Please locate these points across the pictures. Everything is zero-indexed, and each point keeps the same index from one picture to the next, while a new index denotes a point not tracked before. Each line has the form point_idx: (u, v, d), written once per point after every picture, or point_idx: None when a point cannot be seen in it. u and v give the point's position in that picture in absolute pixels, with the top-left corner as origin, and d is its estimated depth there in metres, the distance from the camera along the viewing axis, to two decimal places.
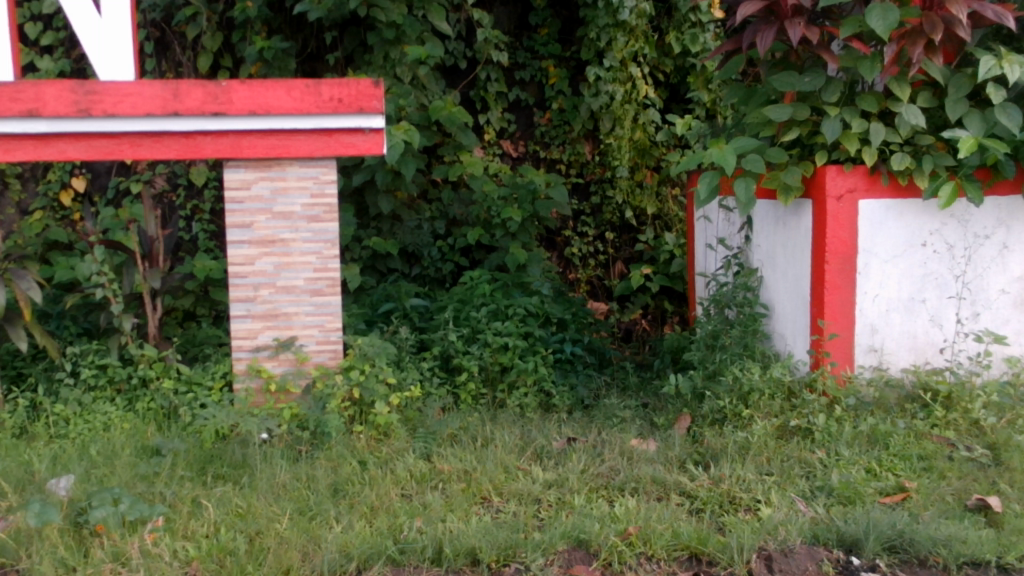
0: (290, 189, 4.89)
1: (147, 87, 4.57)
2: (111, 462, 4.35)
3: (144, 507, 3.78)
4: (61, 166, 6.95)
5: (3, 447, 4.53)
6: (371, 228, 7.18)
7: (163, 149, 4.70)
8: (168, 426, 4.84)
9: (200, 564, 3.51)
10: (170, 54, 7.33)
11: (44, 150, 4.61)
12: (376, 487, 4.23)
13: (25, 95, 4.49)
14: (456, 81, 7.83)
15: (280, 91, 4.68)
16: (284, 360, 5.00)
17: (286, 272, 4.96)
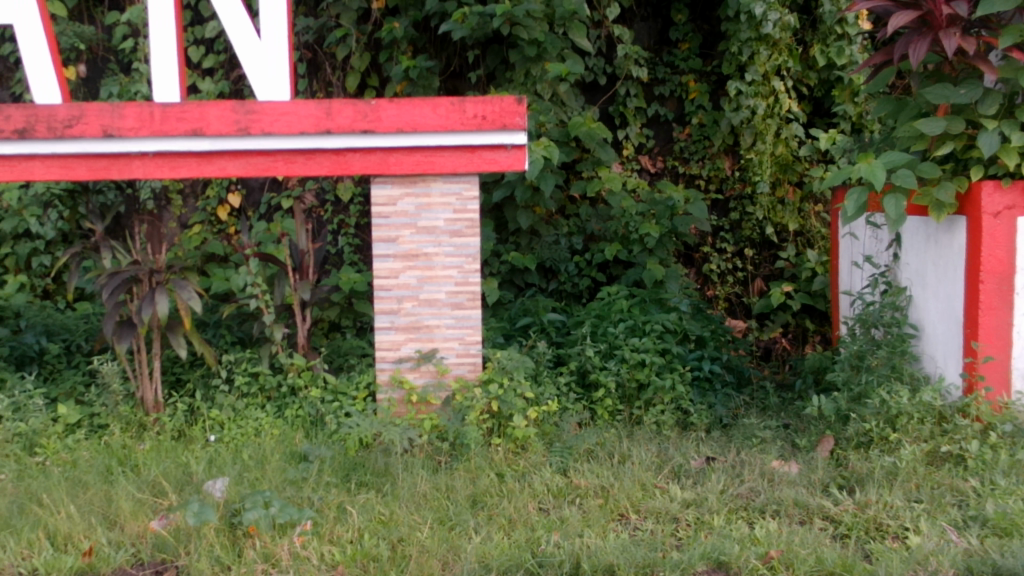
0: (434, 205, 5.00)
1: (302, 106, 4.74)
2: (262, 466, 4.53)
3: (293, 510, 3.91)
4: (219, 182, 7.33)
5: (165, 449, 4.78)
6: (510, 243, 7.27)
7: (315, 166, 4.87)
8: (316, 432, 5.01)
9: (345, 567, 3.62)
10: (321, 74, 7.62)
11: (205, 167, 4.83)
12: (514, 499, 4.28)
13: (190, 115, 4.73)
14: (595, 97, 7.85)
15: (426, 109, 4.78)
16: (425, 371, 5.11)
17: (428, 286, 5.07)
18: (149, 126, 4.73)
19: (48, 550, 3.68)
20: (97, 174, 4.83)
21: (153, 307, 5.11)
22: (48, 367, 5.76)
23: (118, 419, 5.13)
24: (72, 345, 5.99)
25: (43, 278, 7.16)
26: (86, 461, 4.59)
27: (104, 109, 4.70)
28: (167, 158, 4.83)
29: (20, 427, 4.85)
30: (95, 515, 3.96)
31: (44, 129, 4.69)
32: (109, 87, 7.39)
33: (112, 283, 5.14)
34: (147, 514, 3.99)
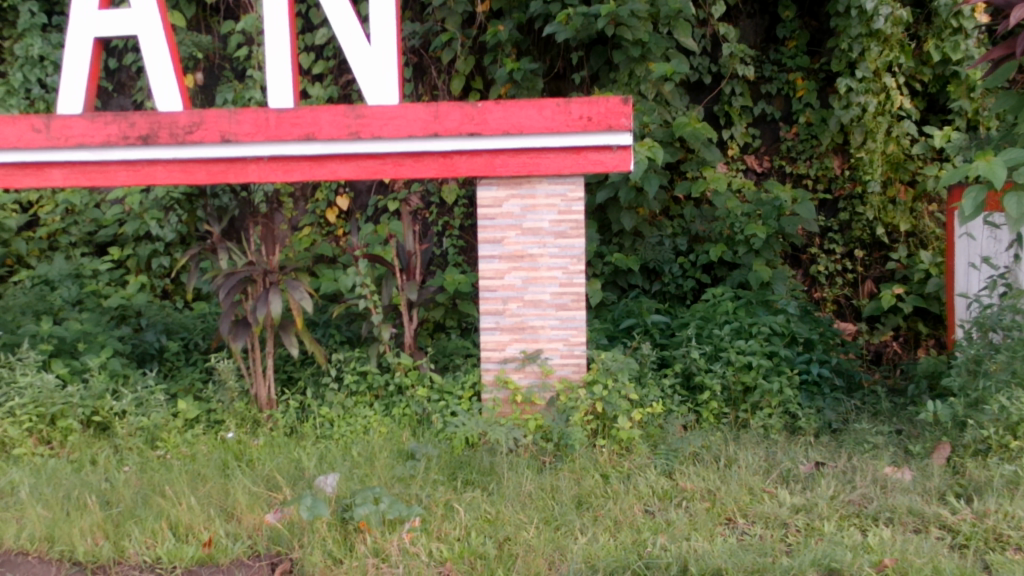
0: (539, 206, 5.02)
1: (411, 109, 4.82)
2: (371, 463, 4.61)
3: (402, 507, 3.98)
4: (328, 185, 7.54)
5: (277, 445, 4.91)
6: (613, 244, 7.24)
7: (423, 169, 4.93)
8: (422, 431, 5.09)
9: (454, 564, 3.66)
10: (426, 78, 7.76)
11: (317, 171, 4.94)
12: (619, 501, 4.26)
13: (304, 120, 4.84)
14: (700, 96, 7.77)
15: (532, 110, 4.80)
16: (529, 372, 5.15)
17: (533, 287, 5.09)
18: (264, 131, 4.86)
19: (170, 540, 3.82)
20: (215, 178, 4.97)
21: (267, 307, 5.25)
22: (168, 364, 6.00)
23: (234, 415, 5.30)
24: (190, 343, 6.22)
25: (162, 278, 7.47)
26: (204, 456, 4.75)
27: (222, 116, 4.85)
28: (281, 162, 4.94)
29: (143, 421, 5.04)
30: (214, 507, 4.10)
31: (166, 135, 4.87)
32: (224, 94, 7.68)
33: (229, 283, 5.30)
34: (263, 507, 4.10)
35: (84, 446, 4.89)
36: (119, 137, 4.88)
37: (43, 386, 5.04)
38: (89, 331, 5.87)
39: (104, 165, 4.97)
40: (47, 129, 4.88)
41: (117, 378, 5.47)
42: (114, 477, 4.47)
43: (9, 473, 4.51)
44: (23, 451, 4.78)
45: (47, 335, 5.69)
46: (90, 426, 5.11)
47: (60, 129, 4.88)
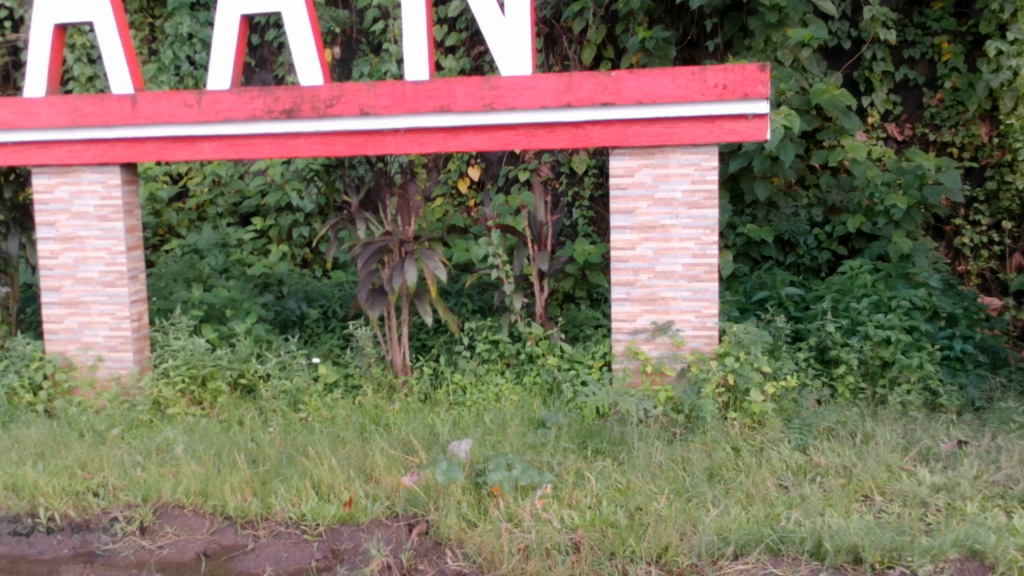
0: (672, 176, 4.97)
1: (543, 80, 4.84)
2: (503, 430, 4.69)
3: (534, 474, 4.04)
4: (460, 156, 7.72)
5: (412, 410, 5.05)
6: (746, 215, 7.17)
7: (555, 139, 4.94)
8: (553, 400, 5.14)
9: (585, 531, 3.67)
10: (557, 48, 7.78)
11: (452, 143, 5.00)
12: (752, 474, 4.21)
13: (439, 92, 4.92)
14: (839, 62, 7.59)
15: (666, 79, 4.76)
16: (660, 343, 5.11)
17: (665, 258, 5.06)
18: (401, 103, 4.96)
19: (313, 498, 3.98)
20: (353, 150, 5.11)
21: (402, 276, 5.38)
22: (308, 330, 6.22)
23: (371, 380, 5.46)
24: (329, 311, 6.43)
25: (302, 248, 7.70)
26: (343, 419, 4.92)
27: (361, 89, 4.97)
28: (417, 134, 5.03)
29: (286, 384, 5.24)
30: (353, 468, 4.25)
31: (308, 109, 5.02)
32: (361, 67, 7.90)
33: (366, 253, 5.44)
34: (400, 470, 4.23)
35: (232, 407, 5.13)
36: (265, 111, 5.04)
37: (195, 349, 5.30)
38: (236, 298, 6.14)
39: (250, 138, 5.13)
40: (198, 104, 5.08)
41: (262, 343, 5.70)
42: (260, 437, 4.66)
43: (165, 431, 4.77)
44: (177, 411, 5.06)
45: (198, 301, 5.99)
46: (237, 388, 5.34)
47: (210, 104, 5.07)
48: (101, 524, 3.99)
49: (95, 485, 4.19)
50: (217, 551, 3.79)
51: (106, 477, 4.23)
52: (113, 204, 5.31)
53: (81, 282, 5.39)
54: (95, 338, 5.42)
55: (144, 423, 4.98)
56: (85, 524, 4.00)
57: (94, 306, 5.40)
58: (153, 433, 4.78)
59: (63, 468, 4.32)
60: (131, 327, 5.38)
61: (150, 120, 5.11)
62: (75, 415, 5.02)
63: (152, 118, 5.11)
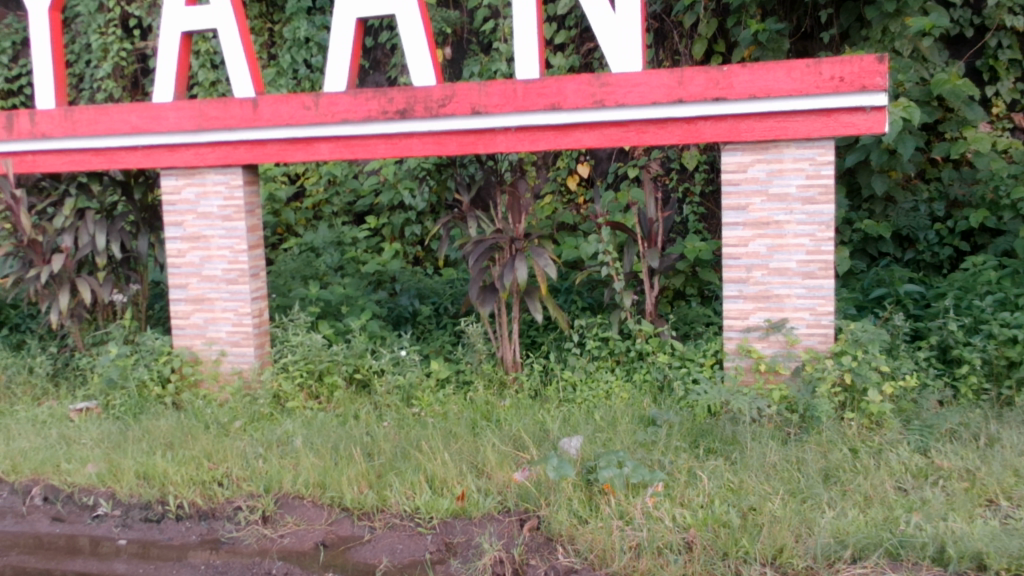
0: (787, 171, 4.89)
1: (655, 76, 4.81)
2: (613, 427, 4.68)
3: (646, 471, 4.01)
4: (569, 154, 7.81)
5: (523, 406, 5.09)
6: (863, 210, 6.94)
7: (667, 135, 4.90)
8: (663, 398, 5.11)
9: (697, 531, 3.64)
10: (668, 43, 7.77)
11: (562, 140, 5.01)
12: (871, 476, 4.10)
13: (549, 90, 4.94)
14: (962, 51, 7.36)
15: (780, 72, 4.66)
16: (773, 342, 5.03)
17: (779, 254, 4.98)
18: (512, 102, 5.00)
19: (427, 492, 4.05)
20: (465, 149, 5.17)
21: (513, 274, 5.42)
22: (420, 327, 6.33)
23: (482, 375, 5.52)
24: (441, 307, 6.53)
25: (414, 246, 7.84)
26: (456, 415, 4.99)
27: (473, 88, 5.03)
28: (528, 132, 5.06)
29: (400, 379, 5.34)
30: (466, 463, 4.30)
31: (422, 109, 5.10)
32: (471, 67, 8.02)
33: (478, 250, 5.50)
34: (511, 466, 4.27)
35: (348, 402, 5.26)
36: (379, 112, 5.14)
37: (313, 344, 5.46)
38: (352, 295, 6.31)
39: (365, 139, 5.24)
40: (316, 106, 5.21)
41: (376, 339, 5.83)
42: (375, 431, 4.76)
43: (285, 424, 4.92)
44: (296, 404, 5.21)
45: (315, 298, 6.18)
46: (353, 383, 5.48)
47: (327, 106, 5.20)
48: (226, 513, 4.14)
49: (220, 475, 4.34)
50: (335, 541, 3.90)
51: (230, 467, 4.38)
52: (236, 204, 5.50)
53: (206, 279, 5.61)
54: (219, 333, 5.62)
55: (265, 416, 5.15)
56: (211, 512, 4.16)
57: (218, 303, 5.60)
58: (274, 426, 4.94)
59: (190, 458, 4.50)
60: (253, 323, 5.55)
61: (270, 123, 5.27)
62: (200, 408, 5.21)
63: (272, 121, 5.26)
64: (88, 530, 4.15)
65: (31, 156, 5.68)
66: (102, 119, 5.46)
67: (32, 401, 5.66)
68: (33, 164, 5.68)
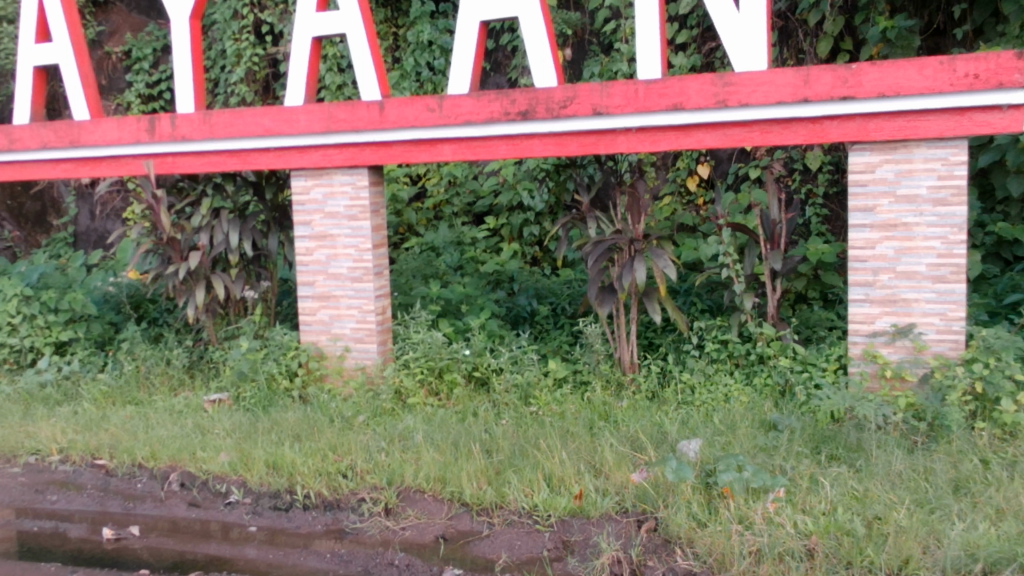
0: (917, 172, 4.74)
1: (780, 75, 4.72)
2: (733, 431, 4.62)
3: (766, 476, 3.94)
4: (689, 154, 7.75)
5: (640, 408, 5.07)
6: (997, 212, 6.72)
7: (792, 135, 4.81)
8: (784, 402, 5.02)
9: (819, 538, 3.56)
10: (792, 42, 7.62)
11: (684, 141, 4.98)
12: (1004, 488, 3.92)
13: (671, 90, 4.91)
14: None
15: (912, 70, 4.52)
16: (901, 347, 4.89)
17: (908, 257, 4.83)
18: (634, 103, 4.98)
19: (545, 490, 4.08)
20: (586, 150, 5.18)
21: (632, 275, 5.41)
22: (538, 326, 6.37)
23: (600, 376, 5.53)
24: (559, 307, 6.56)
25: (532, 246, 7.88)
26: (574, 415, 5.01)
27: (594, 89, 5.03)
28: (649, 133, 5.04)
29: (518, 378, 5.39)
30: (583, 463, 4.31)
31: (543, 110, 5.12)
32: (592, 68, 8.04)
33: (596, 251, 5.52)
34: (629, 466, 4.26)
35: (467, 399, 5.34)
36: (501, 114, 5.18)
37: (433, 342, 5.57)
38: (471, 295, 6.42)
39: (487, 141, 5.31)
40: (439, 108, 5.29)
41: (494, 337, 5.90)
42: (493, 429, 4.82)
43: (406, 419, 5.02)
44: (417, 401, 5.32)
45: (437, 297, 6.31)
46: (471, 380, 5.56)
47: (450, 109, 5.27)
48: (350, 504, 4.26)
49: (344, 467, 4.47)
50: (455, 535, 3.97)
51: (355, 460, 4.51)
52: (362, 204, 5.64)
53: (332, 277, 5.77)
54: (343, 330, 5.77)
55: (387, 411, 5.26)
56: (336, 503, 4.28)
57: (343, 300, 5.75)
58: (396, 421, 5.05)
59: (317, 449, 4.64)
60: (376, 320, 5.69)
61: (396, 125, 5.38)
62: (325, 402, 5.37)
63: (397, 123, 5.36)
64: (221, 516, 4.32)
65: (171, 158, 5.95)
66: (237, 122, 5.66)
67: (169, 391, 5.93)
68: (172, 165, 5.94)
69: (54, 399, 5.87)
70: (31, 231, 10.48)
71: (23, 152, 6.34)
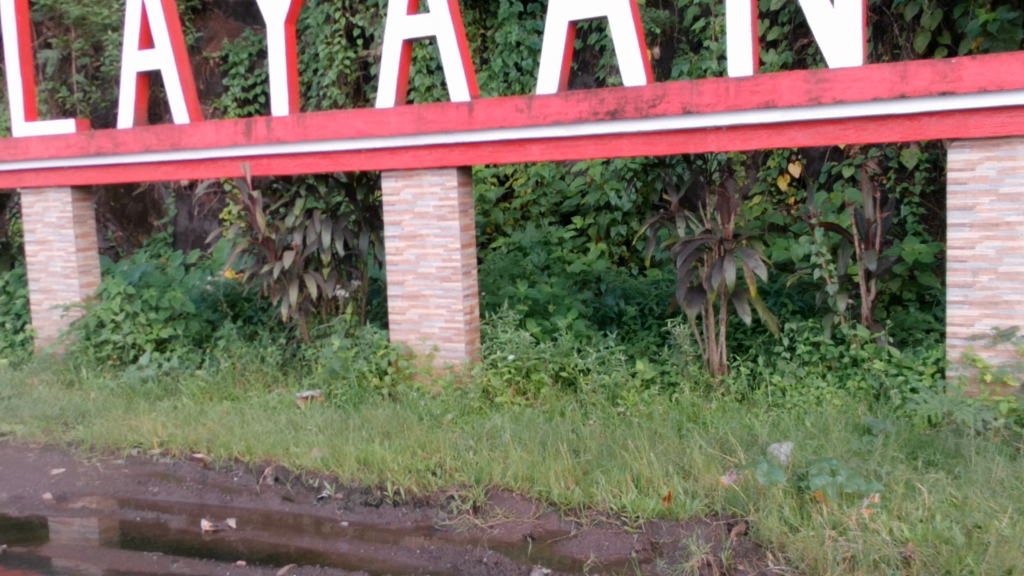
0: (1020, 169, 4.58)
1: (876, 71, 4.60)
2: (826, 435, 4.53)
3: (861, 481, 3.84)
4: (780, 153, 7.63)
5: (729, 410, 5.02)
6: None
7: (888, 133, 4.71)
8: (879, 406, 4.91)
9: (916, 546, 3.46)
10: (888, 37, 7.45)
11: (776, 139, 4.91)
12: None
13: (763, 88, 4.83)
14: None
15: (1015, 64, 4.35)
16: (1002, 351, 4.73)
17: (1010, 258, 4.68)
18: (724, 101, 4.92)
19: (633, 491, 4.06)
20: (676, 149, 5.15)
21: (722, 275, 5.35)
22: (626, 327, 6.34)
23: (688, 377, 5.48)
24: (646, 308, 6.52)
25: (620, 246, 7.84)
26: (661, 415, 4.98)
27: (684, 88, 4.98)
28: (740, 131, 4.98)
29: (605, 378, 5.38)
30: (672, 464, 4.28)
31: (632, 109, 5.10)
32: (680, 66, 7.98)
33: (685, 251, 5.47)
34: (719, 469, 4.21)
35: (554, 399, 5.34)
36: (590, 114, 5.17)
37: (521, 342, 5.60)
38: (559, 295, 6.43)
39: (576, 140, 5.32)
40: (528, 109, 5.30)
41: (582, 338, 5.90)
42: (581, 429, 4.82)
43: (494, 418, 5.05)
44: (504, 400, 5.35)
45: (524, 296, 6.34)
46: (559, 380, 5.57)
47: (539, 109, 5.28)
48: (439, 501, 4.30)
49: (433, 464, 4.51)
50: (543, 535, 3.98)
51: (443, 457, 4.55)
52: (451, 204, 5.68)
53: (421, 277, 5.83)
54: (432, 328, 5.83)
55: (475, 410, 5.30)
56: (425, 500, 4.33)
57: (432, 299, 5.81)
58: (484, 420, 5.09)
59: (406, 447, 4.70)
60: (464, 319, 5.73)
61: (484, 125, 5.40)
62: (414, 399, 5.44)
63: (486, 123, 5.39)
64: (314, 510, 4.41)
65: (267, 159, 6.10)
66: (330, 125, 5.77)
67: (263, 388, 6.08)
68: (269, 167, 6.10)
69: (155, 394, 6.06)
70: (133, 232, 10.87)
71: (127, 155, 6.56)
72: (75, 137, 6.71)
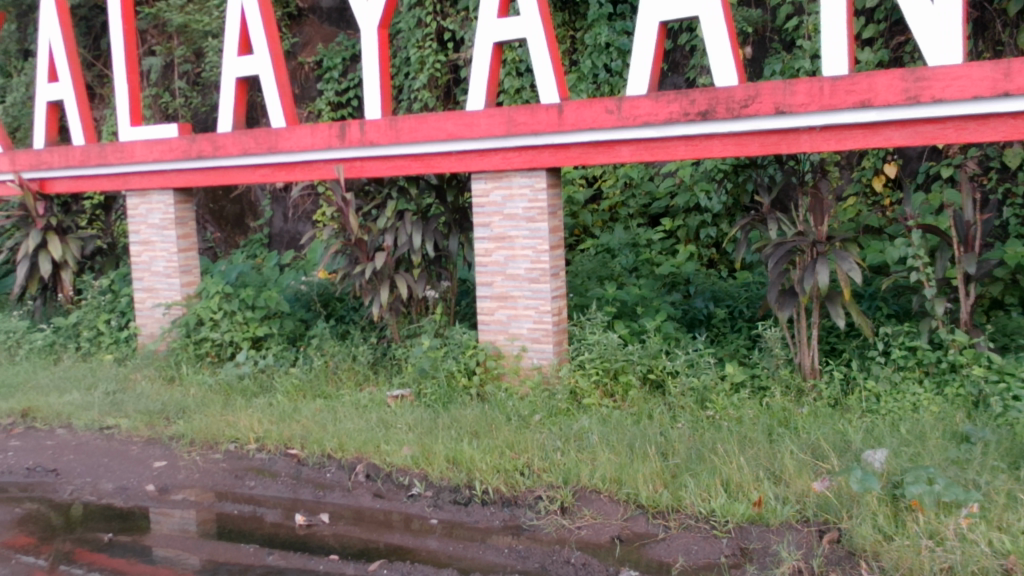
0: None
1: (977, 68, 4.46)
2: (922, 442, 4.42)
3: (960, 490, 3.73)
4: (875, 153, 7.47)
5: (822, 415, 4.93)
6: None
7: (990, 132, 4.57)
8: (978, 414, 4.76)
9: (1018, 559, 3.34)
10: (990, 33, 7.23)
11: (872, 139, 4.81)
12: None
13: (859, 87, 4.73)
14: None
15: None
16: None
17: None
18: (819, 100, 4.83)
19: (723, 495, 4.02)
20: (768, 149, 5.08)
21: (814, 278, 5.25)
22: (715, 329, 6.27)
23: (779, 381, 5.41)
24: (736, 310, 6.44)
25: (709, 248, 7.76)
26: (751, 420, 4.92)
27: (777, 88, 4.90)
28: (835, 131, 4.89)
29: (694, 381, 5.34)
30: (763, 469, 4.22)
31: (723, 110, 5.04)
32: (773, 65, 7.87)
33: (777, 253, 5.39)
34: (811, 475, 4.13)
35: (642, 401, 5.32)
36: (681, 114, 5.13)
37: (609, 344, 5.60)
38: (647, 297, 6.40)
39: (666, 141, 5.29)
40: (618, 110, 5.29)
41: (670, 340, 5.86)
42: (669, 432, 4.79)
43: (582, 420, 5.06)
44: (591, 401, 5.35)
45: (612, 298, 6.34)
46: (647, 383, 5.54)
47: (629, 110, 5.26)
48: (527, 501, 4.32)
49: (521, 464, 4.54)
50: (630, 537, 3.97)
51: (531, 457, 4.58)
52: (540, 206, 5.70)
53: (510, 278, 5.87)
54: (520, 329, 5.86)
55: (562, 411, 5.32)
56: (513, 500, 4.35)
57: (521, 300, 5.84)
58: (571, 421, 5.10)
59: (493, 446, 4.74)
60: (552, 320, 5.75)
61: (574, 127, 5.40)
62: (502, 400, 5.48)
63: (575, 125, 5.39)
64: (404, 507, 4.47)
65: (360, 162, 6.22)
66: (421, 127, 5.84)
67: (354, 386, 6.20)
68: (363, 170, 6.22)
69: (251, 390, 6.22)
70: (230, 233, 11.24)
71: (226, 158, 6.75)
72: (177, 141, 6.92)
